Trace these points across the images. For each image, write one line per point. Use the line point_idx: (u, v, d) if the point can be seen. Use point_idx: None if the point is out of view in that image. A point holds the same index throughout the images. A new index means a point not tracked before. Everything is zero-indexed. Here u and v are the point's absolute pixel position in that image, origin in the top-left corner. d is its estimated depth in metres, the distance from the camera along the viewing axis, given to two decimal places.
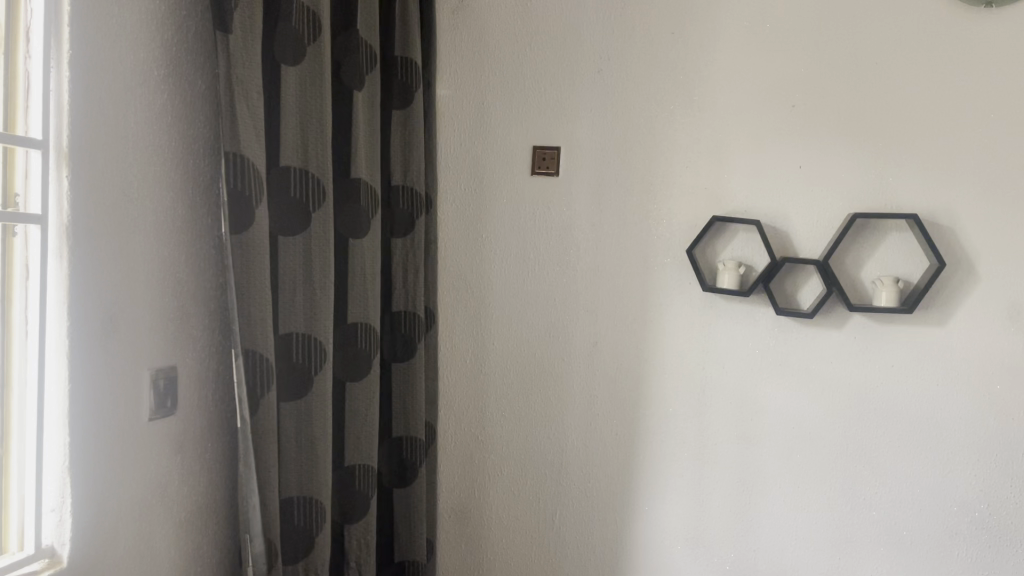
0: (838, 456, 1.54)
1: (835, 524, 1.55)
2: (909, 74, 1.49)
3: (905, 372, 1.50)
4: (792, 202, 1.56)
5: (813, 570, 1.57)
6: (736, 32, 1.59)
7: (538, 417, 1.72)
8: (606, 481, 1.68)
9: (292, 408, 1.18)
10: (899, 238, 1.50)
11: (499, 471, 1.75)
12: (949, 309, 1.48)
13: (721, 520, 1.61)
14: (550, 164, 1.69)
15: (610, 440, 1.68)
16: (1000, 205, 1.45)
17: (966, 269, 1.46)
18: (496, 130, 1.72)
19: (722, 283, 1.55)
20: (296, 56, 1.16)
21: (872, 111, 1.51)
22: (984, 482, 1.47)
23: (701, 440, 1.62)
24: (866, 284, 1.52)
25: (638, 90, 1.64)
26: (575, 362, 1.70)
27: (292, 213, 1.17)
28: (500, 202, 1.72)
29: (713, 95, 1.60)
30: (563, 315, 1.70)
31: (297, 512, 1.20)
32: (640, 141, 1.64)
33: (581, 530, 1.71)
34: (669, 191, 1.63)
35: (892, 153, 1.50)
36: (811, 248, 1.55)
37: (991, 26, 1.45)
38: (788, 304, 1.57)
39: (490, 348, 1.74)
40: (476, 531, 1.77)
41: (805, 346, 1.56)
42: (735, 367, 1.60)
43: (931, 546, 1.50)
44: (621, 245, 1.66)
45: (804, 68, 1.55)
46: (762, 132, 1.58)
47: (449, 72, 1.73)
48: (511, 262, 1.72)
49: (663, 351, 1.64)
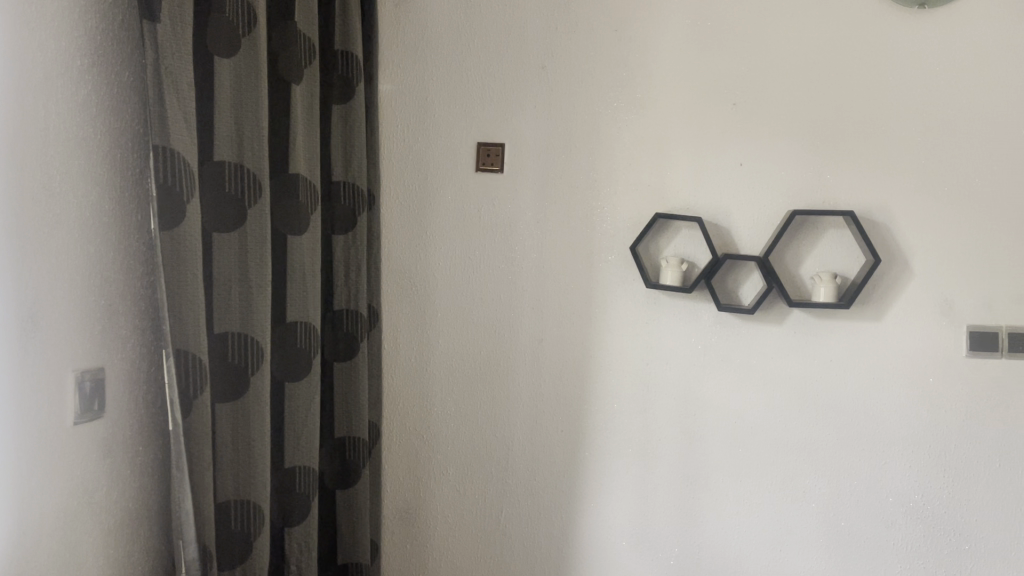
0: (779, 449, 1.56)
1: (776, 517, 1.57)
2: (845, 73, 1.52)
3: (844, 365, 1.53)
4: (733, 199, 1.57)
5: (755, 564, 1.58)
6: (679, 30, 1.60)
7: (483, 415, 1.71)
8: (552, 479, 1.68)
9: (228, 410, 1.16)
10: (837, 234, 1.52)
11: (444, 470, 1.73)
12: (885, 304, 1.51)
13: (666, 515, 1.62)
14: (494, 161, 1.67)
15: (555, 438, 1.68)
16: (933, 201, 1.48)
17: (901, 264, 1.50)
18: (440, 126, 1.70)
19: (665, 279, 1.56)
20: (229, 48, 1.13)
21: (810, 109, 1.54)
22: (920, 473, 1.50)
23: (646, 436, 1.63)
24: (805, 279, 1.54)
25: (581, 86, 1.64)
26: (520, 360, 1.69)
27: (226, 209, 1.14)
28: (444, 199, 1.71)
29: (656, 92, 1.61)
30: (508, 313, 1.69)
31: (234, 516, 1.17)
32: (584, 137, 1.64)
33: (527, 528, 1.70)
34: (614, 188, 1.63)
35: (830, 151, 1.53)
36: (752, 244, 1.56)
37: (923, 26, 1.48)
38: (729, 300, 1.58)
39: (434, 346, 1.72)
40: (422, 532, 1.75)
41: (746, 341, 1.57)
42: (678, 362, 1.61)
43: (869, 536, 1.52)
44: (566, 243, 1.66)
45: (745, 66, 1.57)
46: (703, 129, 1.59)
47: (392, 67, 1.71)
48: (455, 259, 1.71)
49: (607, 348, 1.65)
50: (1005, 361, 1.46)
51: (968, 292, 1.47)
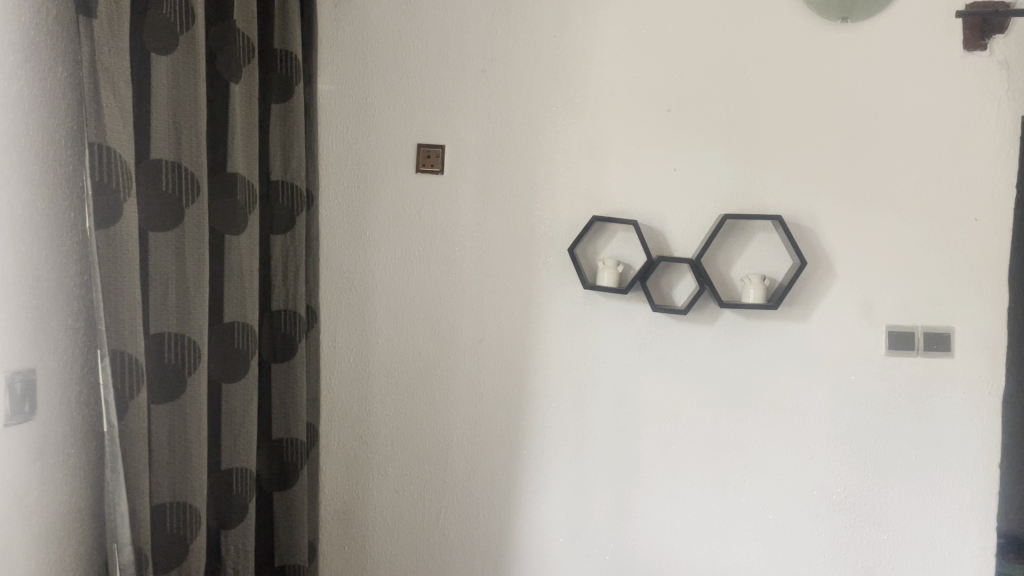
0: (711, 446, 1.61)
1: (707, 511, 1.62)
2: (774, 83, 1.58)
3: (772, 364, 1.59)
4: (667, 203, 1.62)
5: (688, 557, 1.63)
6: (615, 37, 1.63)
7: (422, 414, 1.72)
8: (491, 478, 1.70)
9: (164, 411, 1.14)
10: (766, 237, 1.58)
11: (383, 470, 1.73)
12: (810, 305, 1.57)
13: (602, 511, 1.66)
14: (434, 162, 1.69)
15: (494, 437, 1.70)
16: (855, 207, 1.56)
17: (825, 267, 1.56)
18: (380, 127, 1.70)
19: (602, 280, 1.59)
20: (168, 45, 1.11)
21: (741, 117, 1.59)
22: (843, 466, 1.57)
23: (583, 434, 1.66)
24: (735, 281, 1.59)
25: (521, 90, 1.66)
26: (459, 360, 1.70)
27: (163, 207, 1.13)
28: (383, 200, 1.71)
29: (593, 98, 1.65)
30: (447, 314, 1.70)
31: (169, 518, 1.15)
32: (523, 141, 1.67)
33: (466, 527, 1.71)
34: (552, 190, 1.66)
35: (759, 157, 1.59)
36: (684, 247, 1.61)
37: (846, 40, 1.55)
38: (663, 302, 1.63)
39: (374, 347, 1.73)
40: (360, 533, 1.75)
41: (679, 341, 1.62)
42: (615, 362, 1.65)
43: (794, 528, 1.59)
44: (505, 244, 1.68)
45: (679, 74, 1.61)
46: (639, 134, 1.63)
47: (332, 66, 1.71)
48: (395, 260, 1.71)
49: (545, 348, 1.67)
50: (921, 359, 1.54)
51: (887, 294, 1.55)
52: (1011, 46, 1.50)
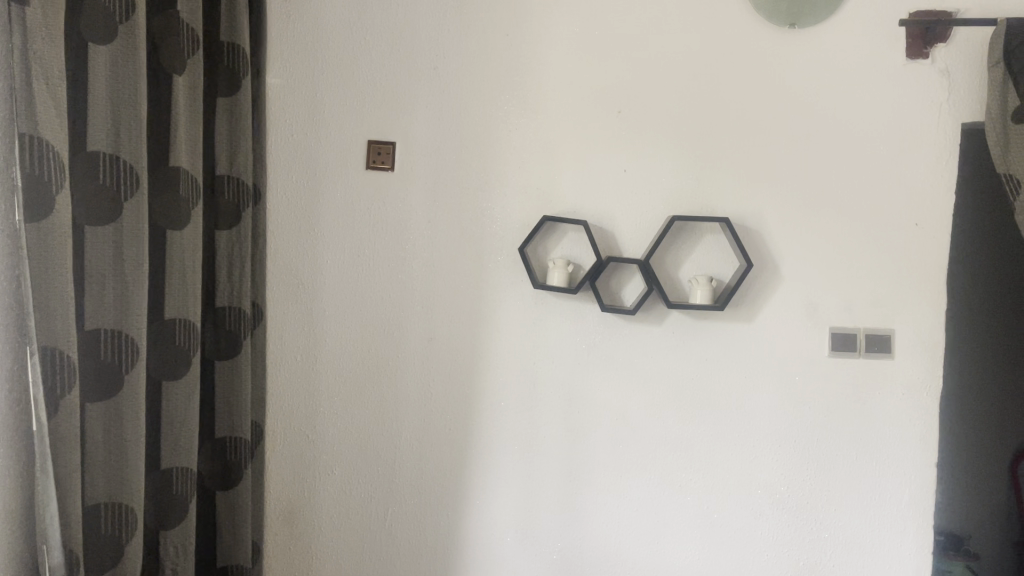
0: (659, 446, 1.63)
1: (654, 510, 1.63)
2: (723, 86, 1.60)
3: (719, 364, 1.61)
4: (617, 204, 1.63)
5: (634, 556, 1.64)
6: (568, 37, 1.64)
7: (371, 413, 1.70)
8: (439, 477, 1.69)
9: (100, 410, 1.11)
10: (714, 239, 1.60)
11: (330, 469, 1.71)
12: (755, 306, 1.59)
13: (550, 510, 1.66)
14: (385, 159, 1.67)
15: (443, 436, 1.69)
16: (800, 210, 1.58)
17: (771, 269, 1.59)
18: (329, 122, 1.68)
19: (552, 280, 1.59)
20: (106, 35, 1.09)
21: (690, 120, 1.61)
22: (786, 465, 1.59)
23: (532, 433, 1.67)
24: (683, 282, 1.61)
25: (473, 89, 1.66)
26: (408, 358, 1.69)
27: (99, 200, 1.10)
28: (332, 196, 1.69)
29: (545, 98, 1.65)
30: (397, 312, 1.69)
31: (103, 519, 1.12)
32: (474, 139, 1.66)
33: (414, 526, 1.70)
34: (503, 189, 1.66)
35: (707, 160, 1.60)
36: (634, 248, 1.62)
37: (794, 45, 1.57)
38: (613, 302, 1.63)
39: (322, 345, 1.71)
40: (306, 533, 1.73)
41: (628, 341, 1.63)
42: (564, 362, 1.65)
43: (738, 527, 1.61)
44: (456, 243, 1.67)
45: (630, 76, 1.62)
46: (590, 135, 1.64)
47: (281, 60, 1.69)
48: (344, 257, 1.69)
49: (495, 347, 1.67)
50: (863, 361, 1.56)
51: (830, 296, 1.57)
52: (952, 55, 1.53)
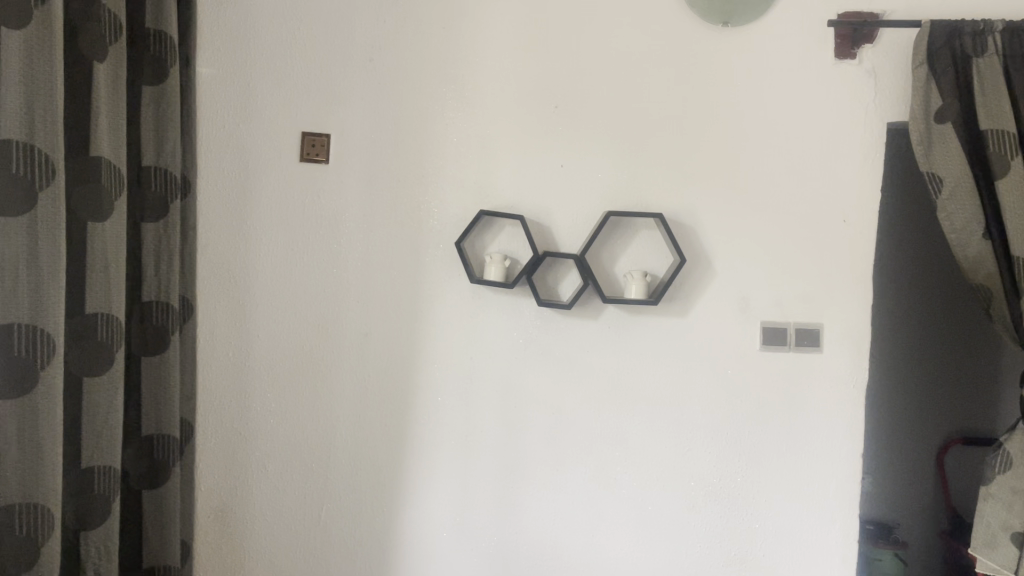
0: (594, 439, 1.64)
1: (589, 504, 1.64)
2: (658, 82, 1.61)
3: (653, 358, 1.62)
4: (554, 199, 1.63)
5: (569, 549, 1.65)
6: (504, 32, 1.64)
7: (306, 409, 1.68)
8: (374, 473, 1.68)
9: (13, 406, 1.08)
10: (649, 235, 1.61)
11: (263, 467, 1.69)
12: (689, 301, 1.61)
13: (487, 505, 1.66)
14: (319, 152, 1.65)
15: (379, 432, 1.68)
16: (733, 206, 1.60)
17: (704, 264, 1.61)
18: (262, 113, 1.65)
19: (489, 275, 1.58)
20: (19, 19, 1.06)
21: (625, 116, 1.62)
22: (718, 458, 1.62)
23: (468, 428, 1.66)
24: (618, 277, 1.62)
25: (409, 82, 1.65)
26: (343, 354, 1.67)
27: (11, 189, 1.06)
28: (266, 189, 1.66)
29: (482, 92, 1.64)
30: (332, 307, 1.67)
31: (16, 520, 1.09)
32: (411, 132, 1.65)
33: (349, 524, 1.69)
34: (439, 183, 1.65)
35: (642, 156, 1.62)
36: (570, 243, 1.63)
37: (726, 44, 1.60)
38: (549, 297, 1.64)
39: (254, 340, 1.67)
40: (237, 533, 1.69)
41: (564, 336, 1.64)
42: (500, 357, 1.65)
43: (671, 519, 1.63)
44: (392, 237, 1.66)
45: (566, 71, 1.63)
46: (526, 130, 1.64)
47: (211, 48, 1.64)
48: (276, 250, 1.66)
49: (431, 341, 1.66)
50: (793, 354, 1.60)
51: (761, 291, 1.60)
52: (877, 56, 1.57)
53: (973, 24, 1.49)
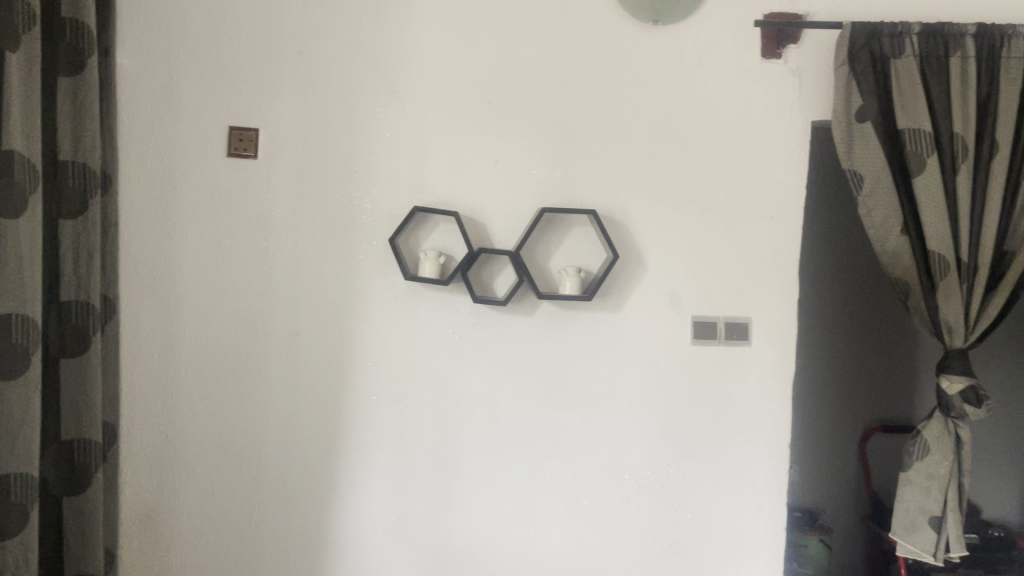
0: (529, 435, 1.64)
1: (524, 499, 1.65)
2: (590, 79, 1.62)
3: (587, 354, 1.64)
4: (488, 195, 1.63)
5: (505, 545, 1.65)
6: (436, 26, 1.62)
7: (235, 410, 1.64)
8: (307, 474, 1.65)
9: None
10: (583, 231, 1.62)
11: (191, 470, 1.64)
12: (622, 297, 1.63)
13: (422, 504, 1.65)
14: (247, 146, 1.61)
15: (311, 432, 1.65)
16: (664, 203, 1.63)
17: (636, 260, 1.63)
18: (187, 106, 1.61)
19: (423, 272, 1.57)
20: None
21: (558, 112, 1.62)
22: (651, 450, 1.64)
23: (403, 426, 1.65)
24: (553, 273, 1.62)
25: (339, 75, 1.62)
26: (274, 353, 1.64)
27: None
28: (191, 184, 1.61)
29: (414, 86, 1.63)
30: (261, 305, 1.63)
31: None
32: (342, 127, 1.62)
33: (281, 526, 1.65)
34: (372, 179, 1.63)
35: (575, 152, 1.62)
36: (504, 239, 1.63)
37: (656, 42, 1.62)
38: (484, 293, 1.63)
39: (180, 340, 1.63)
40: (165, 537, 1.65)
41: (499, 332, 1.64)
42: (435, 354, 1.64)
43: (606, 511, 1.64)
44: (323, 234, 1.63)
45: (499, 67, 1.63)
46: (459, 126, 1.63)
47: (131, 40, 1.59)
48: (203, 248, 1.62)
49: (364, 339, 1.64)
50: (723, 348, 1.63)
51: (692, 287, 1.63)
52: (801, 55, 1.61)
53: (891, 26, 1.54)
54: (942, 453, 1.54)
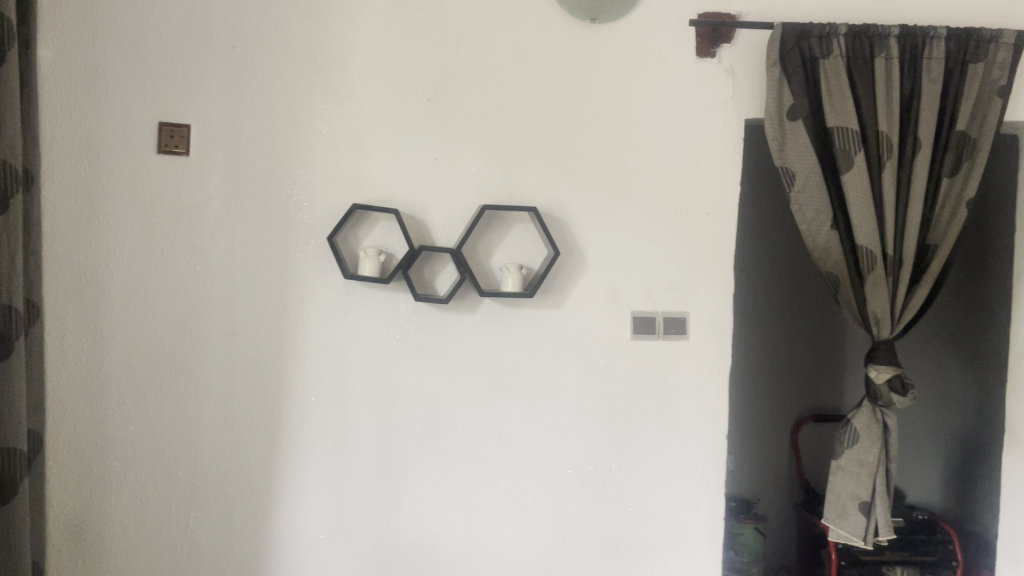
0: (473, 432, 1.64)
1: (468, 497, 1.64)
2: (529, 76, 1.63)
3: (530, 350, 1.64)
4: (428, 193, 1.62)
5: (449, 543, 1.64)
6: (374, 21, 1.61)
7: (169, 413, 1.60)
8: (246, 478, 1.61)
9: None
10: (523, 228, 1.63)
11: (123, 477, 1.59)
12: (563, 293, 1.64)
13: (364, 504, 1.63)
14: (179, 143, 1.56)
15: (249, 434, 1.61)
16: (604, 200, 1.64)
17: (577, 257, 1.64)
18: (115, 102, 1.55)
19: (363, 270, 1.55)
20: None
21: (498, 109, 1.62)
22: (593, 445, 1.65)
23: (344, 426, 1.63)
24: (495, 270, 1.62)
25: (274, 71, 1.59)
26: (209, 355, 1.60)
27: None
28: (120, 182, 1.56)
29: (352, 82, 1.60)
30: (196, 306, 1.59)
31: None
32: (278, 123, 1.59)
33: (219, 532, 1.61)
34: (310, 176, 1.60)
35: (516, 150, 1.63)
36: (445, 237, 1.62)
37: (594, 41, 1.63)
38: (426, 291, 1.62)
39: (110, 342, 1.57)
40: (94, 548, 1.59)
41: (441, 330, 1.63)
42: (376, 353, 1.62)
43: (549, 506, 1.65)
44: (260, 232, 1.60)
45: (438, 63, 1.62)
46: (398, 122, 1.61)
47: (53, 31, 1.53)
48: (133, 248, 1.57)
49: (303, 339, 1.61)
50: (662, 342, 1.65)
51: (631, 282, 1.65)
52: (735, 55, 1.65)
53: (819, 26, 1.59)
54: (871, 441, 1.59)
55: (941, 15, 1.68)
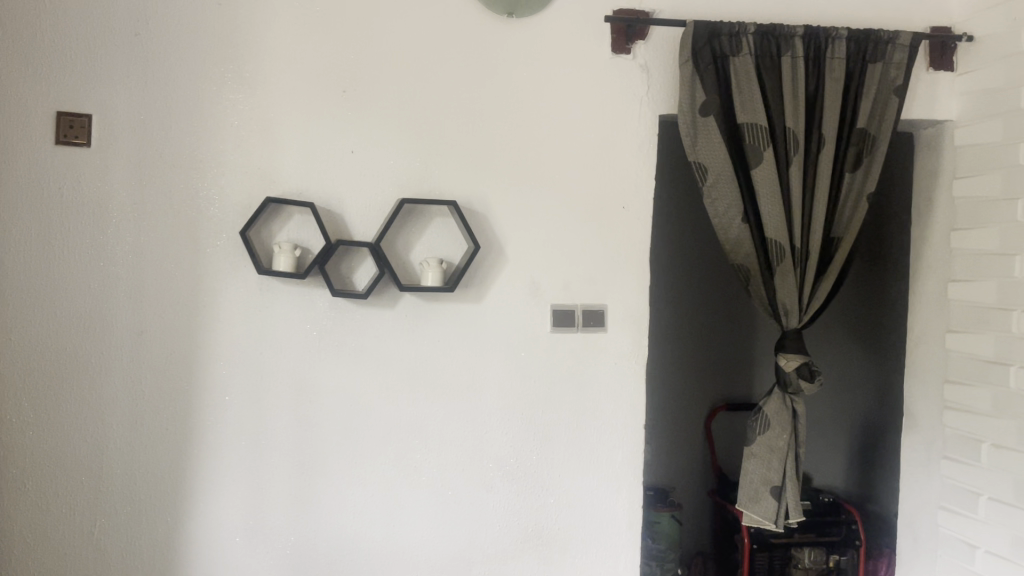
0: (393, 429, 1.62)
1: (389, 494, 1.62)
2: (447, 70, 1.62)
3: (450, 345, 1.63)
4: (345, 186, 1.59)
5: (370, 541, 1.62)
6: (287, 11, 1.56)
7: (71, 417, 1.52)
8: (155, 482, 1.55)
9: None
10: (442, 222, 1.62)
11: (21, 486, 1.50)
12: (483, 288, 1.64)
13: (282, 505, 1.59)
14: (79, 134, 1.49)
15: (159, 437, 1.55)
16: (522, 194, 1.65)
17: (496, 250, 1.64)
18: (7, 88, 1.46)
19: (278, 265, 1.51)
20: None
21: (415, 102, 1.61)
22: (514, 438, 1.66)
23: (259, 426, 1.58)
24: (414, 265, 1.61)
25: (183, 60, 1.53)
26: (115, 355, 1.53)
27: None
28: (14, 173, 1.47)
29: (265, 73, 1.56)
30: (100, 304, 1.52)
31: None
32: (186, 114, 1.54)
33: (127, 538, 1.55)
34: (221, 169, 1.55)
35: (434, 144, 1.62)
36: (363, 231, 1.59)
37: (511, 35, 1.63)
38: (343, 287, 1.60)
39: (5, 344, 1.49)
40: None
41: (360, 326, 1.60)
42: (292, 351, 1.59)
43: (471, 500, 1.65)
44: (168, 227, 1.54)
45: (354, 55, 1.59)
46: (313, 114, 1.58)
47: None
48: (30, 243, 1.49)
49: (216, 338, 1.56)
50: (581, 335, 1.67)
51: (550, 276, 1.66)
52: (649, 52, 1.68)
53: (728, 26, 1.62)
54: (781, 427, 1.65)
55: (843, 16, 1.75)
